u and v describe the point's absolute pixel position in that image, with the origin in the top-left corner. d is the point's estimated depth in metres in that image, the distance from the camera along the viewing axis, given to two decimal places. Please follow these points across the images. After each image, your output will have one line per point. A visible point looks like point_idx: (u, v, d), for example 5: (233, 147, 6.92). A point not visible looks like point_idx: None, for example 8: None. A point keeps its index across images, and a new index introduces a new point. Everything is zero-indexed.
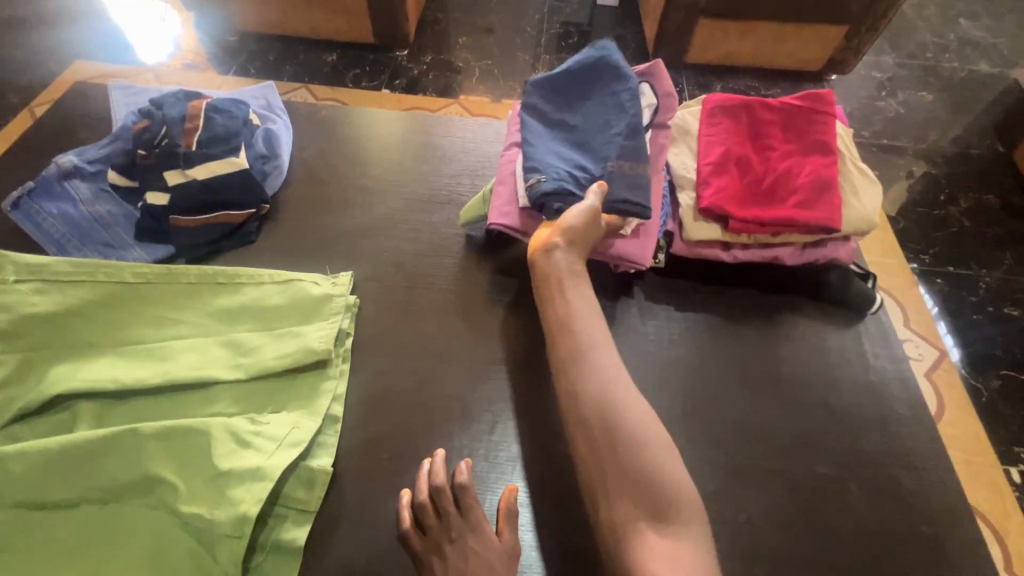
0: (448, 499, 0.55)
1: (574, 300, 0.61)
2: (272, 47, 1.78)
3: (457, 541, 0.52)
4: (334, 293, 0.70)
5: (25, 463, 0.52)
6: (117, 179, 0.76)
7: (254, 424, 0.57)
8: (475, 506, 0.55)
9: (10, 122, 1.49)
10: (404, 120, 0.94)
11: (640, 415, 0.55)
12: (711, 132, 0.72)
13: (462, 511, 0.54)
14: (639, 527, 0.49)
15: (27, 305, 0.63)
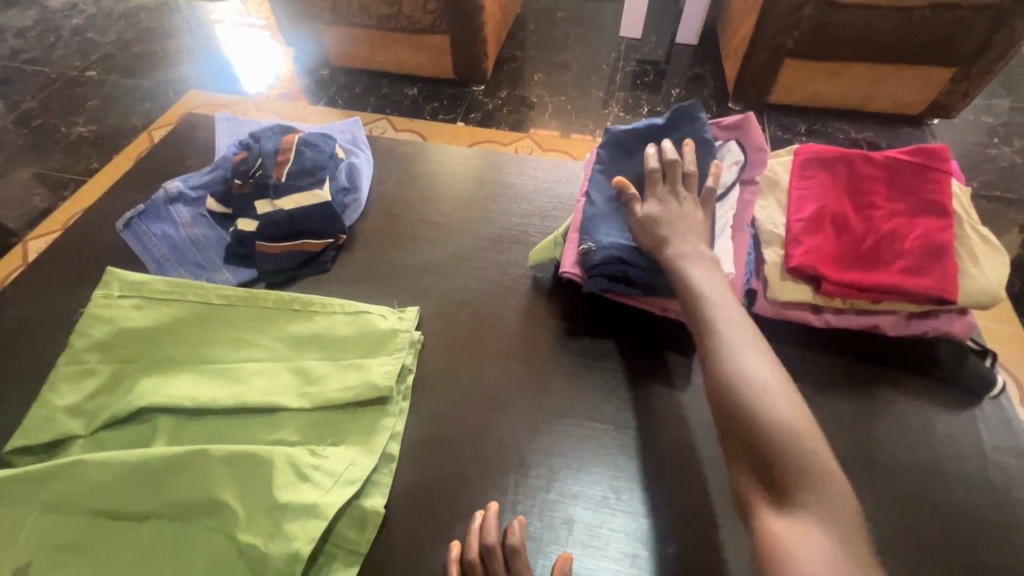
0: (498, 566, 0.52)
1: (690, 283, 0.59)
2: (360, 81, 1.90)
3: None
4: (399, 328, 0.70)
5: (107, 472, 0.56)
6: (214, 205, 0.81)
7: (313, 456, 0.57)
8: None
9: (131, 144, 1.68)
10: (478, 157, 0.96)
11: (756, 387, 0.51)
12: (804, 186, 0.68)
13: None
14: (758, 497, 0.47)
15: (126, 320, 0.68)
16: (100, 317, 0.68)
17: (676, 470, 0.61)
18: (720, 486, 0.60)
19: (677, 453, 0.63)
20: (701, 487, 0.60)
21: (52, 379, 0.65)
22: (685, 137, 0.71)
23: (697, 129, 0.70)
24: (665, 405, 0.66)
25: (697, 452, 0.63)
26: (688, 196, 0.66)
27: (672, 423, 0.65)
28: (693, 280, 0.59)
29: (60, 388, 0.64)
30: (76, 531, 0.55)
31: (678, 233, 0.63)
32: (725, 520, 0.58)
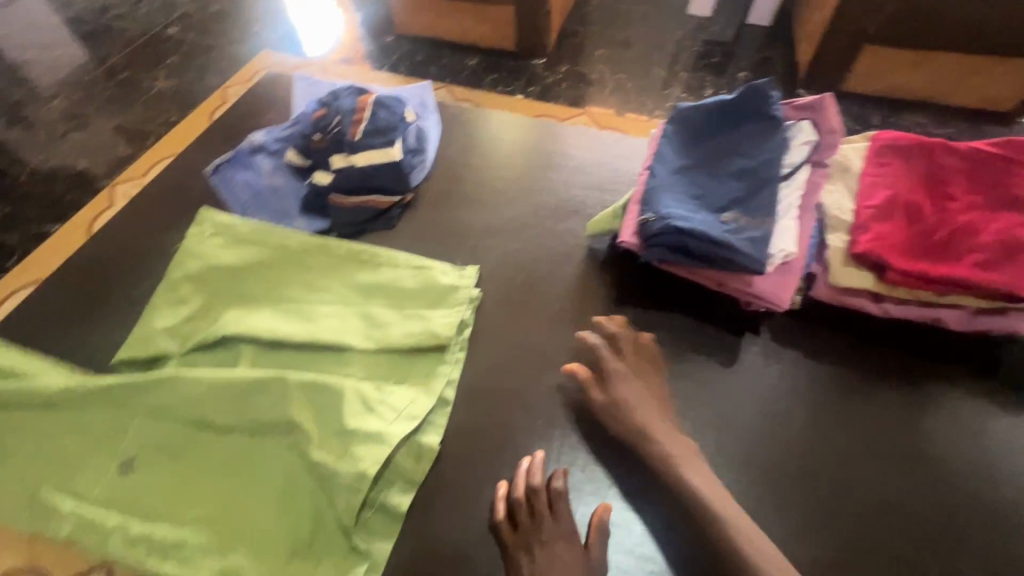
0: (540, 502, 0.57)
1: (657, 449, 0.59)
2: (422, 49, 1.93)
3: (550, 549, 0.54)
4: (460, 284, 0.74)
5: (200, 387, 0.62)
6: (293, 157, 0.87)
7: (378, 392, 0.62)
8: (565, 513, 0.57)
9: (206, 99, 1.77)
10: (541, 128, 0.97)
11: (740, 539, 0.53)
12: (877, 174, 0.67)
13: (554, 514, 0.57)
14: None
15: (216, 257, 0.75)
16: (194, 253, 0.75)
17: (717, 441, 0.63)
18: (759, 459, 0.62)
19: (719, 425, 0.64)
20: (739, 458, 0.62)
21: (152, 303, 0.72)
22: (755, 109, 0.69)
23: (766, 101, 0.68)
24: (711, 380, 0.67)
25: (739, 426, 0.64)
26: (646, 367, 0.65)
27: (718, 395, 0.67)
28: (647, 424, 0.60)
29: (159, 311, 0.71)
30: (172, 436, 0.62)
31: (645, 409, 0.61)
32: (762, 492, 0.60)
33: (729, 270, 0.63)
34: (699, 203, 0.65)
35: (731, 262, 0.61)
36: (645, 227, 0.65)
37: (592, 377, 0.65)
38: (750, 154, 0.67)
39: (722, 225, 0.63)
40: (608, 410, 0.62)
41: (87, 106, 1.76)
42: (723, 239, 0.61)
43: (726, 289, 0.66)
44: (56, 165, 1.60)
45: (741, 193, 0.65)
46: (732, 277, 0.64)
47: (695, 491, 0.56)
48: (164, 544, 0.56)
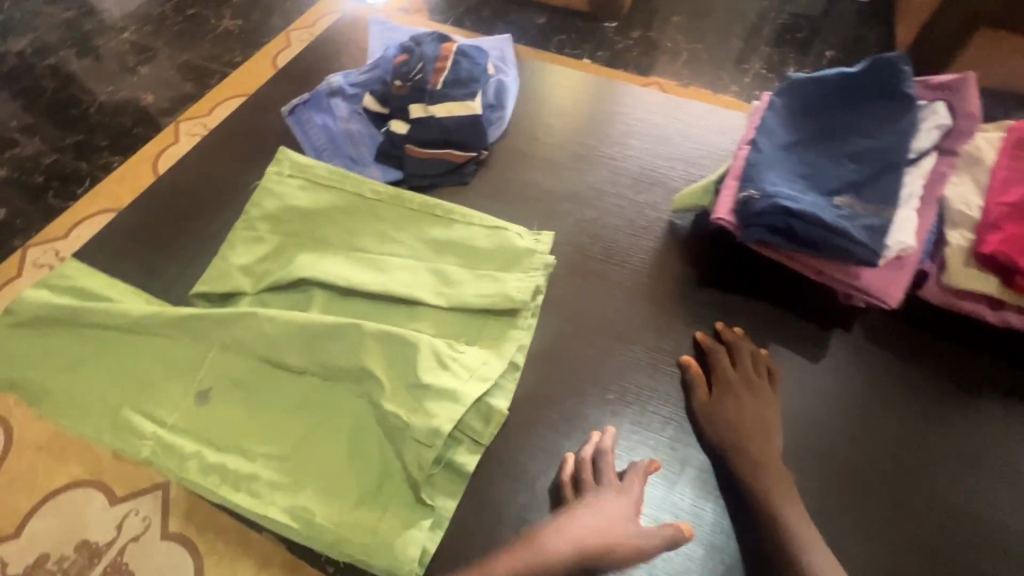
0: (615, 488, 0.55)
1: (756, 477, 0.55)
2: (489, 3, 1.86)
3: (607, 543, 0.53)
4: (536, 249, 0.72)
5: (275, 327, 0.63)
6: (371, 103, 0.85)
7: (452, 350, 0.61)
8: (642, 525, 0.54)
9: (272, 42, 1.76)
10: (625, 91, 0.92)
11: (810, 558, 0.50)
12: (1015, 168, 0.60)
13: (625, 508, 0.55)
14: None
15: (292, 198, 0.74)
16: (271, 192, 0.75)
17: (798, 436, 0.60)
18: (841, 461, 0.59)
19: (801, 421, 0.61)
20: (820, 456, 0.60)
21: (228, 239, 0.72)
22: (880, 86, 0.63)
23: (897, 77, 0.62)
24: (797, 373, 0.64)
25: (823, 424, 0.61)
26: (762, 383, 0.60)
27: (801, 391, 0.63)
28: (744, 425, 0.58)
29: (236, 248, 0.71)
30: (247, 372, 0.63)
31: (752, 429, 0.57)
32: (841, 494, 0.58)
33: (835, 261, 0.59)
34: (808, 184, 0.60)
35: (841, 251, 0.57)
36: (747, 205, 0.60)
37: (702, 377, 0.62)
38: (870, 136, 0.61)
39: (836, 211, 0.58)
40: (708, 407, 0.60)
41: (157, 40, 1.77)
42: (836, 224, 0.56)
43: (825, 280, 0.61)
44: (126, 97, 1.62)
45: (857, 179, 0.59)
46: (837, 268, 0.59)
47: (785, 539, 0.51)
48: (237, 475, 0.58)
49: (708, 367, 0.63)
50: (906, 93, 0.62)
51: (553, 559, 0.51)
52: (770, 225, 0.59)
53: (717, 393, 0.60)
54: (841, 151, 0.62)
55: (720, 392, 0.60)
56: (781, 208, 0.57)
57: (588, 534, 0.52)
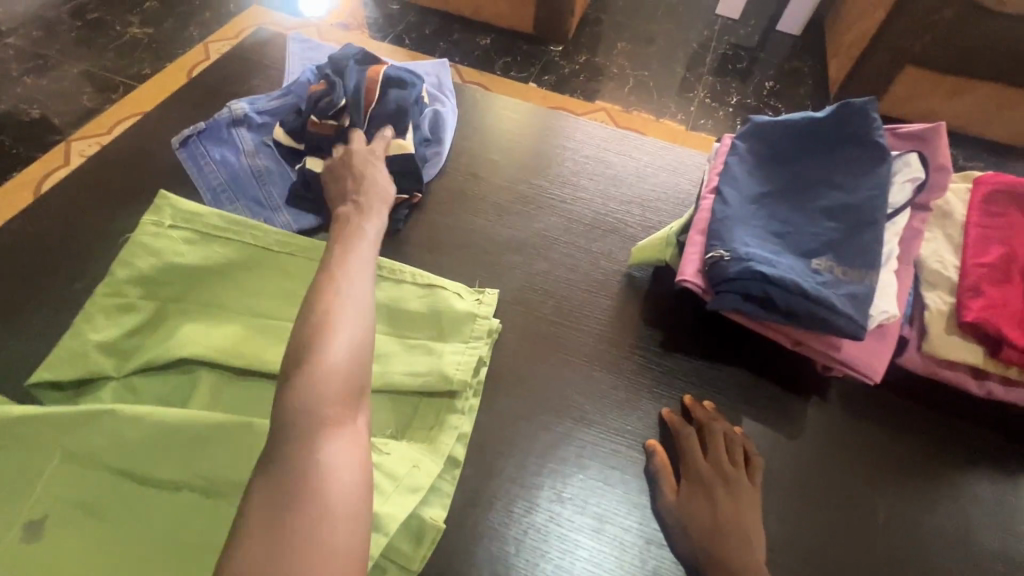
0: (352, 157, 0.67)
1: None
2: (430, 21, 1.76)
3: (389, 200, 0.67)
4: (477, 313, 0.61)
5: (139, 431, 0.48)
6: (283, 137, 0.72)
7: (373, 451, 0.49)
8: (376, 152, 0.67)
9: (185, 53, 1.58)
10: (574, 125, 0.84)
11: None
12: (989, 224, 0.56)
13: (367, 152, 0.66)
14: None
15: (174, 253, 0.60)
16: (146, 247, 0.60)
17: (784, 534, 0.52)
18: (835, 563, 0.51)
19: (786, 514, 0.53)
20: (811, 557, 0.51)
21: (86, 308, 0.57)
22: (850, 133, 0.57)
23: (867, 124, 0.56)
24: (775, 456, 0.56)
25: (810, 515, 0.53)
26: (738, 473, 0.51)
27: (783, 476, 0.55)
28: (725, 529, 0.47)
29: (95, 319, 0.56)
30: (98, 492, 0.48)
31: (731, 533, 0.47)
32: None
33: (813, 332, 0.52)
34: (781, 243, 0.54)
35: (822, 321, 0.50)
36: (714, 267, 0.53)
37: (668, 467, 0.53)
38: (845, 188, 0.55)
39: (812, 275, 0.51)
40: (680, 509, 0.50)
41: (45, 47, 1.54)
42: (815, 291, 0.50)
43: (802, 350, 0.54)
44: (6, 110, 1.39)
45: (833, 238, 0.53)
46: (814, 339, 0.53)
47: None
48: None
49: (676, 455, 0.54)
50: (880, 140, 0.56)
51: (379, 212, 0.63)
52: (740, 291, 0.52)
53: (687, 490, 0.51)
54: (813, 203, 0.56)
55: (691, 489, 0.51)
56: (752, 273, 0.51)
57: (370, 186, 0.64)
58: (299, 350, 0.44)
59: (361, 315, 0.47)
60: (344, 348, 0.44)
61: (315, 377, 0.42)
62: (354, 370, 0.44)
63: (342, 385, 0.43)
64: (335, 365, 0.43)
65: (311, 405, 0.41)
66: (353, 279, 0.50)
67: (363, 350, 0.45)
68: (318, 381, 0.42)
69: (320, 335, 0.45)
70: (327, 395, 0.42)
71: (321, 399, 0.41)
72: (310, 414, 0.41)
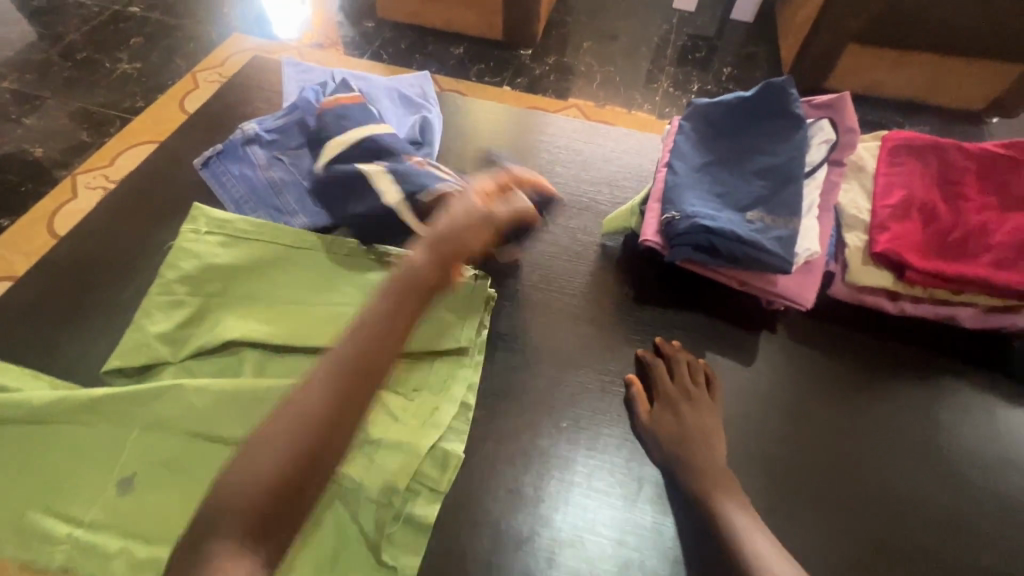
0: (459, 203, 0.66)
1: (698, 481, 0.57)
2: (405, 36, 1.87)
3: (474, 256, 0.66)
4: (476, 285, 0.72)
5: (206, 398, 0.58)
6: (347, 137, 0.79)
7: (400, 397, 0.61)
8: (496, 213, 0.67)
9: (175, 84, 1.67)
10: (546, 121, 0.95)
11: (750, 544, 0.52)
12: (893, 173, 0.67)
13: (478, 211, 0.65)
14: None
15: (213, 256, 0.71)
16: (190, 251, 0.71)
17: (744, 439, 0.63)
18: (787, 460, 0.62)
19: (745, 424, 0.64)
20: (767, 456, 0.62)
21: (144, 306, 0.67)
22: (773, 106, 0.69)
23: (786, 98, 0.68)
24: (732, 380, 0.67)
25: (764, 423, 0.64)
26: (700, 393, 0.63)
27: (740, 394, 0.66)
28: (690, 433, 0.60)
29: (152, 314, 0.66)
30: (173, 451, 0.57)
31: (694, 437, 0.59)
32: (791, 489, 0.60)
33: (755, 269, 0.63)
34: (721, 201, 0.65)
35: (758, 261, 0.61)
36: (669, 226, 0.64)
37: (643, 393, 0.64)
38: (772, 153, 0.67)
39: (747, 225, 0.62)
40: (654, 423, 0.61)
41: (41, 89, 1.63)
42: (750, 237, 0.61)
43: (747, 289, 0.65)
44: (11, 151, 1.48)
45: (763, 193, 0.65)
46: (756, 275, 0.64)
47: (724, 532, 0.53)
48: None
49: (650, 384, 0.65)
50: (797, 112, 0.68)
51: (436, 285, 0.61)
52: (691, 243, 0.63)
53: (658, 408, 0.62)
54: (746, 167, 0.67)
55: (663, 405, 0.62)
56: (698, 227, 0.62)
57: (448, 249, 0.63)
58: (226, 478, 0.46)
59: (301, 433, 0.49)
60: (264, 477, 0.46)
61: (230, 502, 0.45)
62: (275, 496, 0.46)
63: (253, 512, 0.45)
64: (249, 496, 0.45)
65: (217, 532, 0.43)
66: (303, 393, 0.51)
67: (290, 475, 0.47)
68: (227, 510, 0.44)
69: (250, 459, 0.47)
70: (235, 519, 0.44)
71: (226, 525, 0.44)
72: (212, 544, 0.43)
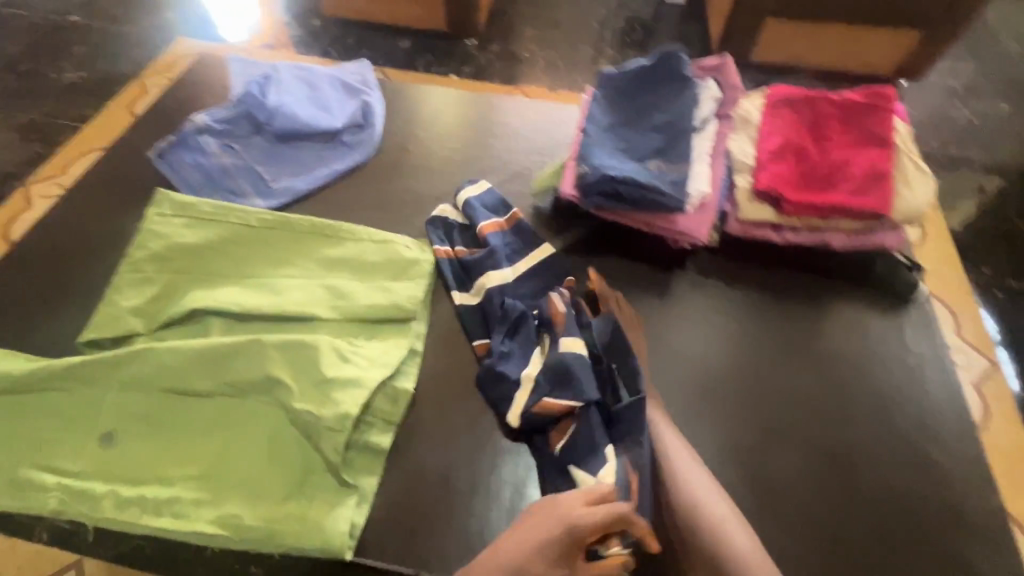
0: (555, 512, 0.55)
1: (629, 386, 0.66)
2: (353, 33, 1.92)
3: None
4: (422, 256, 0.79)
5: (175, 357, 0.64)
6: (462, 201, 0.83)
7: (352, 346, 0.68)
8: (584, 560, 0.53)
9: (124, 90, 1.68)
10: (482, 101, 1.03)
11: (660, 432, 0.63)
12: (773, 123, 0.77)
13: (570, 518, 0.54)
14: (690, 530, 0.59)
15: (176, 235, 0.77)
16: (154, 233, 0.77)
17: (655, 360, 0.73)
18: (693, 374, 0.72)
19: (657, 347, 0.74)
20: (676, 371, 0.72)
21: (114, 284, 0.73)
22: (667, 71, 0.79)
23: (677, 63, 0.79)
24: (646, 312, 0.77)
25: (675, 346, 0.74)
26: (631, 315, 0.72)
27: (656, 323, 0.76)
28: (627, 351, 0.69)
29: (123, 291, 0.73)
30: (152, 406, 0.64)
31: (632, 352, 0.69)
32: (694, 398, 0.70)
33: (658, 209, 0.72)
34: (626, 154, 0.74)
35: (657, 202, 0.71)
36: (583, 177, 0.73)
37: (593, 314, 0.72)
38: (667, 111, 0.76)
39: (647, 172, 0.72)
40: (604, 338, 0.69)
41: None
42: (649, 182, 0.70)
43: (654, 230, 0.75)
44: None
45: (661, 145, 0.74)
46: (659, 215, 0.73)
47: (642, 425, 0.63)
48: (157, 502, 0.59)
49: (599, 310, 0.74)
50: (688, 75, 0.79)
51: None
52: (601, 191, 0.72)
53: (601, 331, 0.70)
54: (647, 124, 0.77)
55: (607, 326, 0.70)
56: (606, 176, 0.71)
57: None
58: None
59: None
60: None
61: None
62: None
63: None
64: None
65: None
66: None
67: None
68: None
69: None
70: None
71: None
72: None
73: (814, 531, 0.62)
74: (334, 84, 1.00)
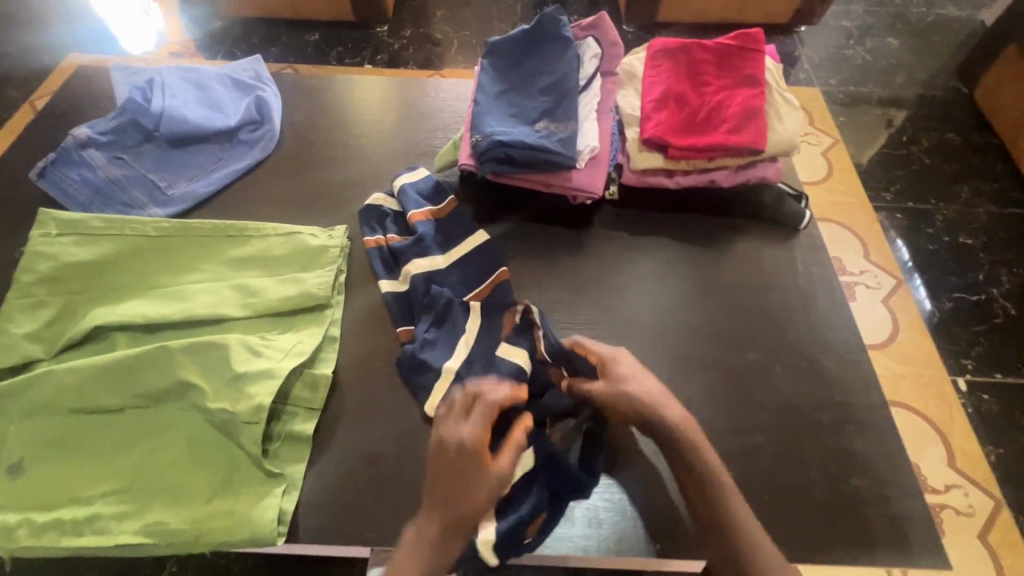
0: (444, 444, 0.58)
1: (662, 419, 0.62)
2: (257, 31, 1.85)
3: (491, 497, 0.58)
4: (330, 244, 0.79)
5: (76, 375, 0.63)
6: (397, 188, 0.83)
7: (264, 339, 0.67)
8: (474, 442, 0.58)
9: (12, 116, 1.57)
10: (381, 85, 1.02)
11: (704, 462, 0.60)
12: (655, 74, 0.81)
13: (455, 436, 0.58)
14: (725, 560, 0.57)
15: (67, 254, 0.74)
16: (43, 255, 0.74)
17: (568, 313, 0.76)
18: (605, 322, 0.76)
19: (569, 302, 0.77)
20: (589, 322, 0.75)
21: (5, 312, 0.70)
22: (548, 32, 0.81)
23: (557, 23, 0.81)
24: (556, 270, 0.79)
25: (586, 298, 0.77)
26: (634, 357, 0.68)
27: (566, 279, 0.79)
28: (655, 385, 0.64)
29: (16, 318, 0.70)
30: (59, 429, 0.62)
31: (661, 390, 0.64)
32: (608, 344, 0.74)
33: (551, 167, 0.75)
34: (516, 118, 0.76)
35: (549, 161, 0.73)
36: (476, 145, 0.74)
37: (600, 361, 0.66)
38: (552, 72, 0.78)
39: (536, 134, 0.74)
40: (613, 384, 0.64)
41: None
42: (538, 142, 0.72)
43: (553, 190, 0.77)
44: None
45: (548, 106, 0.76)
46: (554, 173, 0.75)
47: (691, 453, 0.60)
48: (76, 522, 0.58)
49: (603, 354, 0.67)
50: (568, 35, 0.81)
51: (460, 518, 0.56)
52: (495, 157, 0.74)
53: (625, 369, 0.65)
54: (534, 87, 0.78)
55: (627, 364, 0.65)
56: (497, 141, 0.72)
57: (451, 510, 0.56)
58: None
59: None
60: None
61: None
62: None
63: None
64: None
65: None
66: None
67: None
68: None
69: None
70: None
71: None
72: None
73: (729, 454, 0.66)
74: (226, 83, 0.97)
